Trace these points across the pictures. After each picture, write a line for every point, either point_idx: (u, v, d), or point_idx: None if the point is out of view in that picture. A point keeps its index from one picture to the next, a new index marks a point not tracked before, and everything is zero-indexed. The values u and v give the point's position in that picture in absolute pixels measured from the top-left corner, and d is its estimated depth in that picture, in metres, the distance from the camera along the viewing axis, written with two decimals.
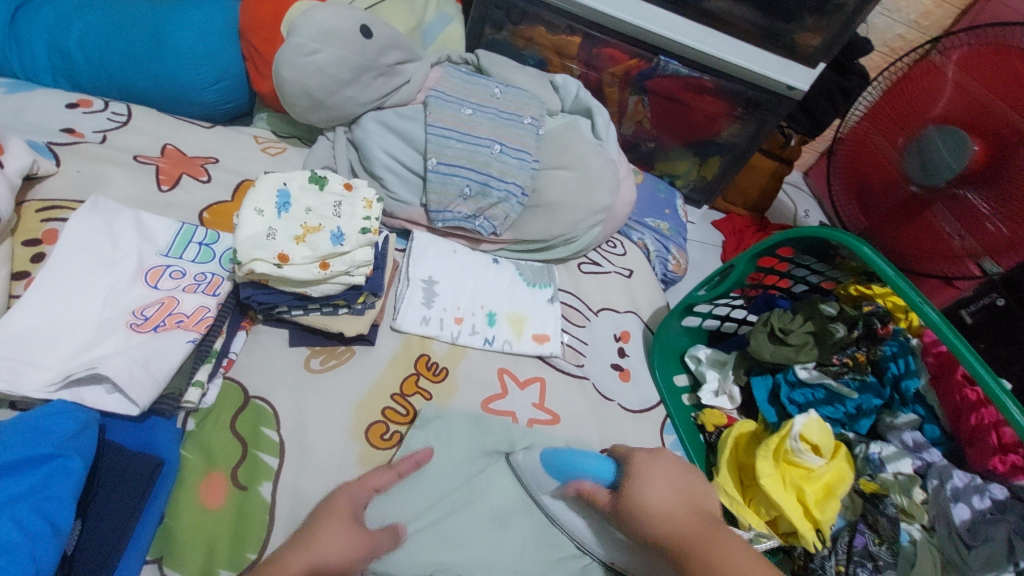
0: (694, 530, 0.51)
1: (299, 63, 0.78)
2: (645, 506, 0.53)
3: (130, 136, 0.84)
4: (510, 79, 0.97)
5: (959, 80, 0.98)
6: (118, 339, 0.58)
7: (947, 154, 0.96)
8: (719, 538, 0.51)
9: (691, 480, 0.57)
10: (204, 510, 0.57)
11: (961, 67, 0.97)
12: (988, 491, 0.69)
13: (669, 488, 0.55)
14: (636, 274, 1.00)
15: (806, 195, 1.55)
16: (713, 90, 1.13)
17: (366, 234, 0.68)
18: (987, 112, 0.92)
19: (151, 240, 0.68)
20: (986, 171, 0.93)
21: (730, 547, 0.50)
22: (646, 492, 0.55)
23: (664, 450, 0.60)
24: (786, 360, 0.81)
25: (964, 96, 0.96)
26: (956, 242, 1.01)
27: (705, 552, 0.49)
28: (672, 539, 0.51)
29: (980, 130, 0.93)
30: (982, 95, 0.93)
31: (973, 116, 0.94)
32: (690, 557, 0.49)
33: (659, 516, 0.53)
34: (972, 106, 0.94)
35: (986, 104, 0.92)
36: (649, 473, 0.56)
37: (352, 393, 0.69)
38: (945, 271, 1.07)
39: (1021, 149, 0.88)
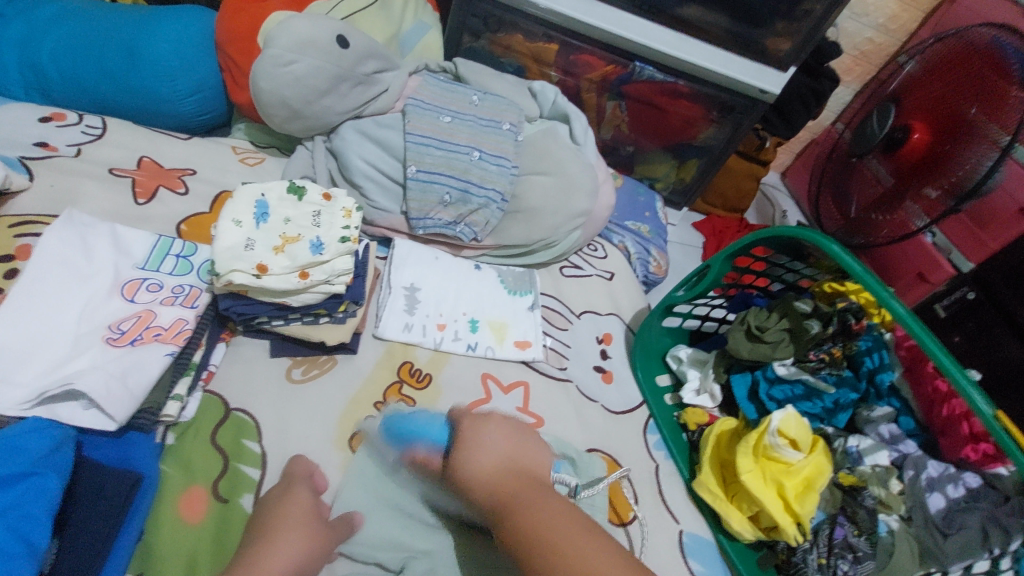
0: (509, 491, 0.52)
1: (276, 74, 0.78)
2: (467, 469, 0.55)
3: (106, 149, 0.83)
4: (488, 86, 0.98)
5: (920, 81, 1.04)
6: (94, 354, 0.57)
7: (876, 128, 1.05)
8: (531, 499, 0.51)
9: (522, 445, 0.59)
10: (183, 524, 0.56)
11: (925, 68, 1.04)
12: (962, 480, 0.72)
13: (498, 455, 0.56)
14: (617, 276, 1.01)
15: (784, 195, 1.58)
16: (688, 95, 1.16)
17: (345, 243, 0.68)
18: (946, 106, 0.97)
19: (127, 252, 0.67)
20: (935, 153, 0.97)
21: (547, 504, 0.51)
22: (474, 456, 0.56)
23: (499, 415, 0.62)
24: (764, 357, 0.82)
25: (925, 93, 1.02)
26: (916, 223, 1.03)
27: (518, 511, 0.50)
28: (493, 498, 0.53)
29: (929, 123, 0.99)
30: (938, 90, 1.00)
31: (934, 110, 0.99)
32: (508, 515, 0.50)
33: (482, 479, 0.55)
34: (929, 100, 1.01)
35: (938, 99, 0.99)
36: (479, 441, 0.57)
37: (336, 402, 0.69)
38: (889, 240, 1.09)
39: (967, 135, 0.92)
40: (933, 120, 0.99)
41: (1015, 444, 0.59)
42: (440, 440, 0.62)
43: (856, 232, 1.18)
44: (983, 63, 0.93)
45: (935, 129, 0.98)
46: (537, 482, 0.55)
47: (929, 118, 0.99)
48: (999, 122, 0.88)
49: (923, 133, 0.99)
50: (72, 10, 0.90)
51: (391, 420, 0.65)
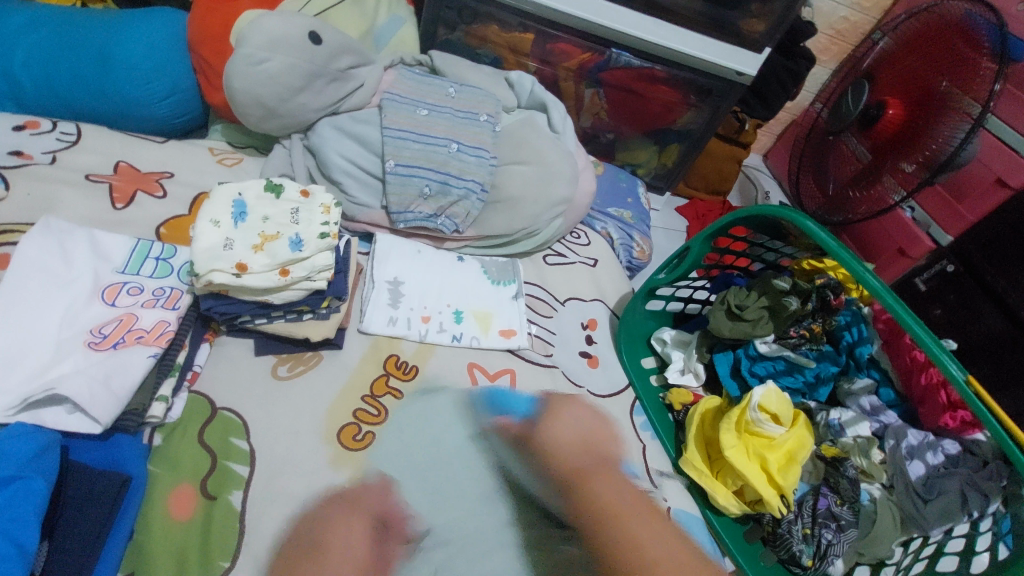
0: (587, 465, 0.73)
1: (250, 73, 0.78)
2: (551, 439, 0.74)
3: (82, 156, 0.83)
4: (465, 78, 0.99)
5: (893, 57, 1.06)
6: (76, 358, 0.57)
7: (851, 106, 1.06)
8: (604, 480, 0.73)
9: (601, 430, 0.78)
10: (173, 522, 0.57)
11: (899, 44, 1.05)
12: (941, 447, 0.74)
13: (573, 433, 0.76)
14: (600, 263, 1.02)
15: (766, 176, 1.59)
16: (666, 80, 1.16)
17: (325, 239, 0.69)
18: (919, 80, 0.98)
19: (106, 257, 0.67)
20: (910, 127, 0.99)
21: (613, 484, 0.73)
22: (555, 433, 0.75)
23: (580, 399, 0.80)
24: (744, 335, 0.84)
25: (899, 69, 1.04)
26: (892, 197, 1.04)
27: (591, 485, 0.72)
28: (574, 472, 0.72)
29: (904, 97, 1.00)
30: (910, 66, 1.01)
31: (908, 85, 1.00)
32: (580, 486, 0.71)
33: (558, 454, 0.73)
34: (903, 75, 1.02)
35: (912, 74, 1.00)
36: (564, 422, 0.76)
37: (323, 397, 0.69)
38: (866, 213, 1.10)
39: (939, 108, 0.94)
40: (904, 97, 1.00)
41: (985, 405, 0.61)
42: (522, 409, 0.76)
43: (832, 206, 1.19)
44: (954, 36, 0.94)
45: (909, 103, 0.99)
46: (601, 461, 0.75)
47: (902, 94, 1.01)
48: (970, 93, 0.89)
49: (897, 108, 1.01)
50: (41, 16, 0.89)
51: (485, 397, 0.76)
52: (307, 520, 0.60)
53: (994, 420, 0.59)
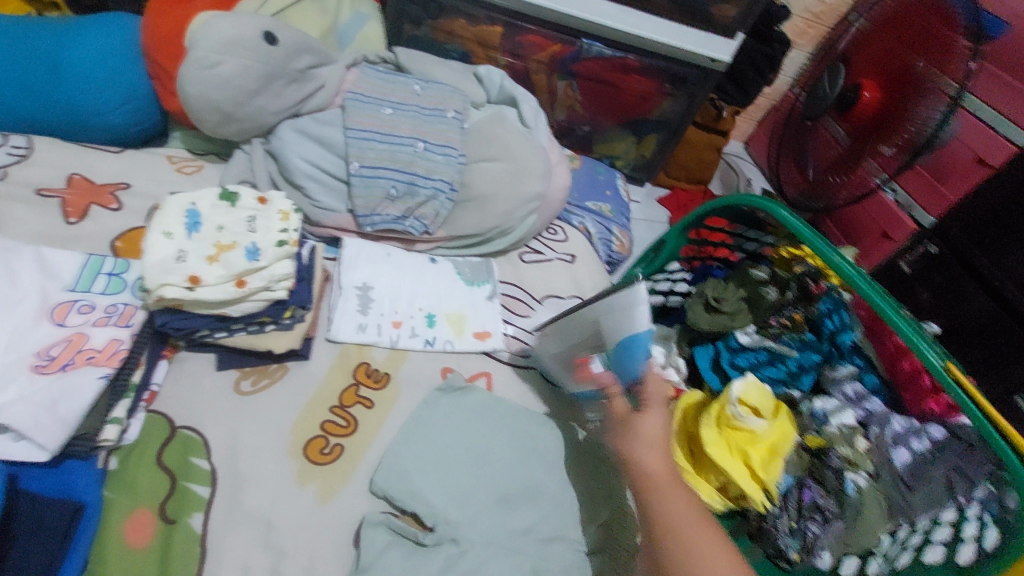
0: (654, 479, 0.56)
1: (202, 76, 0.75)
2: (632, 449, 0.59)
3: (32, 170, 0.79)
4: (431, 74, 0.96)
5: (867, 38, 1.03)
6: (21, 383, 0.54)
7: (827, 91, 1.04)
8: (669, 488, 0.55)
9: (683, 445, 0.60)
10: (129, 551, 0.55)
11: (873, 23, 1.03)
12: (925, 433, 0.73)
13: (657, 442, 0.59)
14: (578, 258, 1.00)
15: (748, 163, 1.58)
16: (639, 69, 1.14)
17: (283, 247, 0.66)
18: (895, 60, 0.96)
19: (55, 275, 0.64)
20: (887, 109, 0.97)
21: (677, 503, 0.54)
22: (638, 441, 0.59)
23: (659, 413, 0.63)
24: (723, 327, 0.85)
25: (874, 50, 1.02)
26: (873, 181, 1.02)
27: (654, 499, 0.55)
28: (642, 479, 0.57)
29: (880, 80, 0.99)
30: (886, 48, 0.99)
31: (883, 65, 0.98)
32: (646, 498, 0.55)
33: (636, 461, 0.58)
34: (878, 57, 1.00)
35: (887, 55, 0.98)
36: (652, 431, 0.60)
37: (289, 410, 0.67)
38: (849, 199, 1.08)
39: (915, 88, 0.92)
40: (882, 79, 0.99)
41: (967, 392, 0.59)
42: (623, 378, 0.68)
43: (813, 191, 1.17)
44: (928, 15, 0.92)
45: (887, 84, 0.97)
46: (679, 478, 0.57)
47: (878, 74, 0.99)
48: (948, 73, 0.87)
49: (873, 90, 0.99)
50: None
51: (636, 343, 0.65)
52: (273, 538, 0.58)
53: (975, 407, 0.58)
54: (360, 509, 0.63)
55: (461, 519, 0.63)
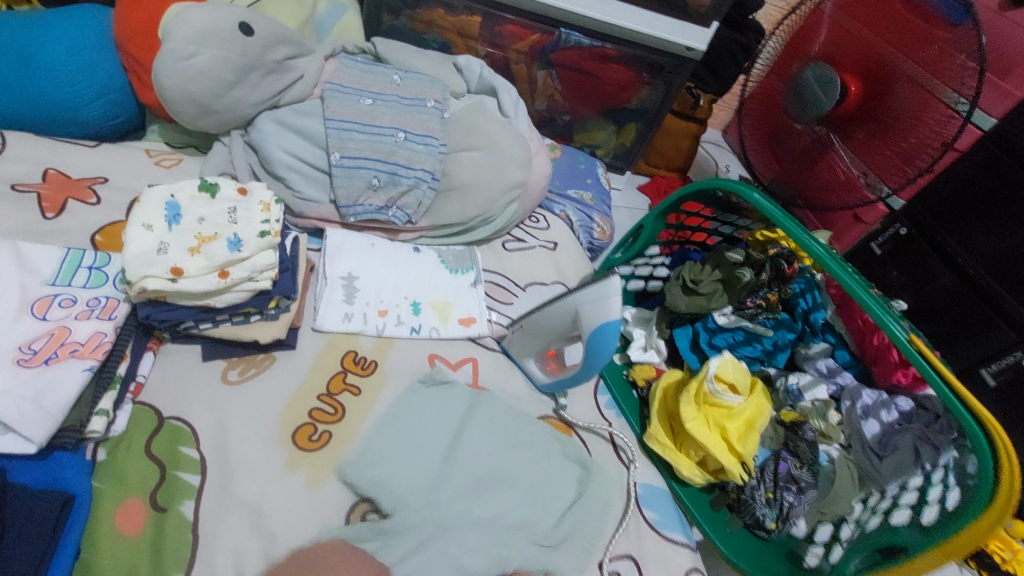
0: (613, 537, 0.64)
1: (177, 69, 0.74)
2: None
3: (5, 165, 0.78)
4: (410, 64, 0.96)
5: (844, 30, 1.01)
6: (4, 377, 0.54)
7: (820, 92, 0.96)
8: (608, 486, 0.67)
9: None
10: (121, 539, 0.55)
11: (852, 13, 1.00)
12: (895, 404, 0.78)
13: None
14: (561, 245, 1.02)
15: (726, 151, 1.60)
16: (618, 58, 1.15)
17: (265, 238, 0.66)
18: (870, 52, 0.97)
19: (34, 270, 0.64)
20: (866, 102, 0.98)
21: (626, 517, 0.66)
22: None
23: None
24: (701, 309, 0.85)
25: (851, 42, 0.99)
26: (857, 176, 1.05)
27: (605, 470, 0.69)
28: None
29: (862, 74, 0.97)
30: (865, 40, 0.97)
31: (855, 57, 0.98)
32: None
33: None
34: (858, 49, 0.98)
35: (868, 49, 0.96)
36: None
37: (277, 399, 0.67)
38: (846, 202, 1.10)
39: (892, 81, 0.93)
40: (866, 73, 0.97)
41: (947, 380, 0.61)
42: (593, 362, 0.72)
43: (805, 188, 1.17)
44: None
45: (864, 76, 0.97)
46: None
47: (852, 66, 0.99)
48: (941, 80, 0.88)
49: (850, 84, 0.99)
50: None
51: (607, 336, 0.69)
52: (263, 524, 0.59)
53: (947, 388, 0.60)
54: (350, 493, 0.64)
55: (450, 499, 0.64)
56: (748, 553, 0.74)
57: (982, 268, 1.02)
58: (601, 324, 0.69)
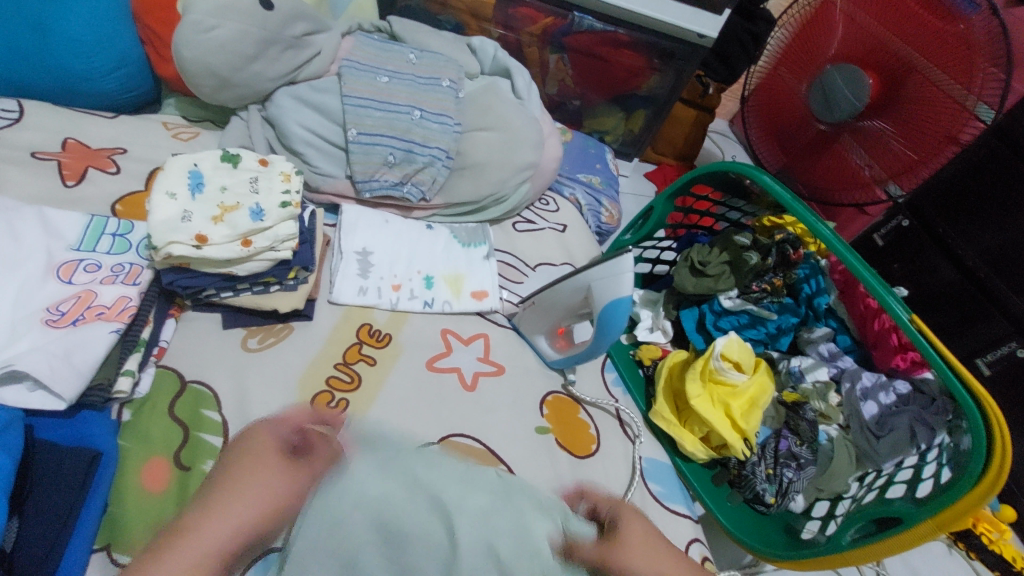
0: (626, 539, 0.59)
1: (198, 41, 0.74)
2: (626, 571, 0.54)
3: (25, 133, 0.78)
4: (425, 44, 0.97)
5: (857, 24, 0.99)
6: (34, 336, 0.56)
7: (847, 92, 0.98)
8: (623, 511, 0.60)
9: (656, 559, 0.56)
10: (147, 495, 0.57)
11: (863, 6, 0.98)
12: (892, 387, 0.80)
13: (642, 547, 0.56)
14: (570, 228, 1.03)
15: (732, 141, 1.61)
16: (630, 44, 1.16)
17: (286, 208, 0.68)
18: (884, 49, 0.95)
19: (59, 235, 0.65)
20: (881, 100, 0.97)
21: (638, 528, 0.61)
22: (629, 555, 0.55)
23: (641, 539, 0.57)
24: (708, 290, 0.88)
25: (865, 38, 0.98)
26: (865, 172, 1.05)
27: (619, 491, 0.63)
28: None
29: (879, 70, 0.96)
30: (879, 36, 0.96)
31: (870, 53, 0.97)
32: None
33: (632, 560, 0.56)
34: (870, 45, 0.97)
35: (882, 46, 0.95)
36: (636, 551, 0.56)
37: (295, 367, 0.69)
38: (854, 199, 1.09)
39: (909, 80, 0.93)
40: (880, 69, 0.96)
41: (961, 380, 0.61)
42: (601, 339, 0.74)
43: (812, 186, 1.16)
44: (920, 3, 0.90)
45: (880, 73, 0.96)
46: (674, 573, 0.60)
47: (869, 62, 0.97)
48: (957, 78, 0.87)
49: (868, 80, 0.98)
50: None
51: (617, 312, 0.71)
52: None
53: (956, 381, 0.61)
54: None
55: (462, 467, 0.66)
56: (748, 526, 0.77)
57: (980, 259, 1.04)
58: (614, 299, 0.70)
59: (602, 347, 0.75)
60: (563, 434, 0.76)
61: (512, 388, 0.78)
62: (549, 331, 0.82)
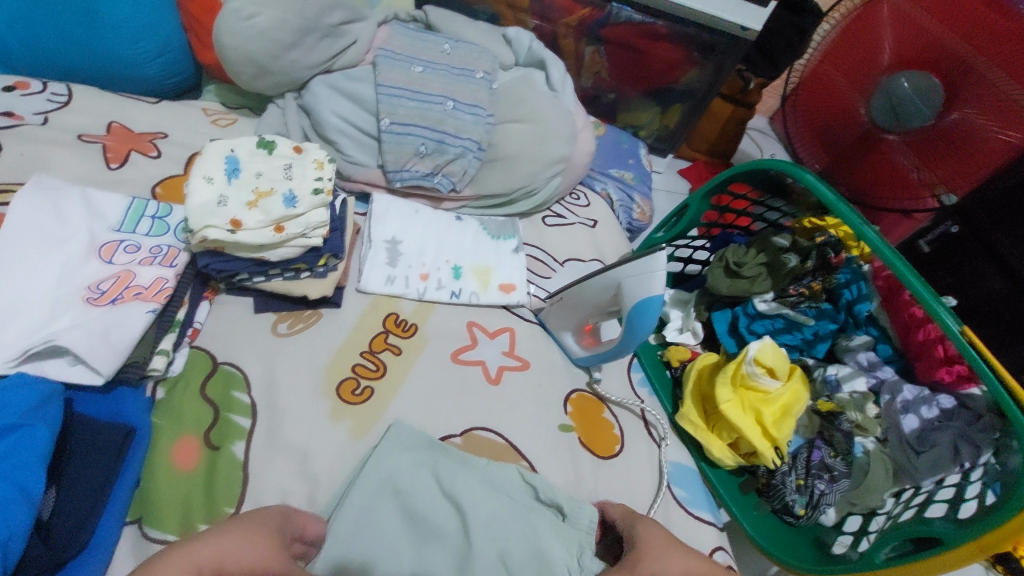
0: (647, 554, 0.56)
1: (238, 28, 0.76)
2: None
3: (74, 116, 0.81)
4: (460, 34, 0.96)
5: (912, 25, 0.92)
6: (75, 314, 0.58)
7: (918, 100, 0.91)
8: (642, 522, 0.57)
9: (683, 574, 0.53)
10: (177, 472, 0.59)
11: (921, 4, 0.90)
12: (936, 402, 0.76)
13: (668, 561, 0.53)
14: (600, 224, 1.01)
15: (771, 139, 1.56)
16: (668, 36, 1.12)
17: (319, 196, 0.68)
18: (940, 46, 0.88)
19: (102, 215, 0.67)
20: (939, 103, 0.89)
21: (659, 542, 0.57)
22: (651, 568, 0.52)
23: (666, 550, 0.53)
24: (742, 292, 0.85)
25: (921, 40, 0.90)
26: (913, 175, 0.99)
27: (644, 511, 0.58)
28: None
29: (936, 70, 0.89)
30: (937, 38, 0.88)
31: (925, 51, 0.90)
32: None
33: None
34: (928, 48, 0.90)
35: (942, 47, 0.88)
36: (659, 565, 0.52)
37: (322, 353, 0.70)
38: (902, 204, 1.04)
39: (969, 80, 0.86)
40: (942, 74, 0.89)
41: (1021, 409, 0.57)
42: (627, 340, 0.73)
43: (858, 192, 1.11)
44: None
45: (938, 72, 0.89)
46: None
47: (925, 61, 0.90)
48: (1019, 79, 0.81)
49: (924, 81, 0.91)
50: None
51: (646, 313, 0.69)
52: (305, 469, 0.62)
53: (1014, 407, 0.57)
54: None
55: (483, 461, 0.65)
56: (774, 536, 0.75)
57: None
58: (644, 299, 0.69)
59: (627, 347, 0.74)
60: (586, 433, 0.74)
61: (537, 383, 0.77)
62: (573, 327, 0.80)
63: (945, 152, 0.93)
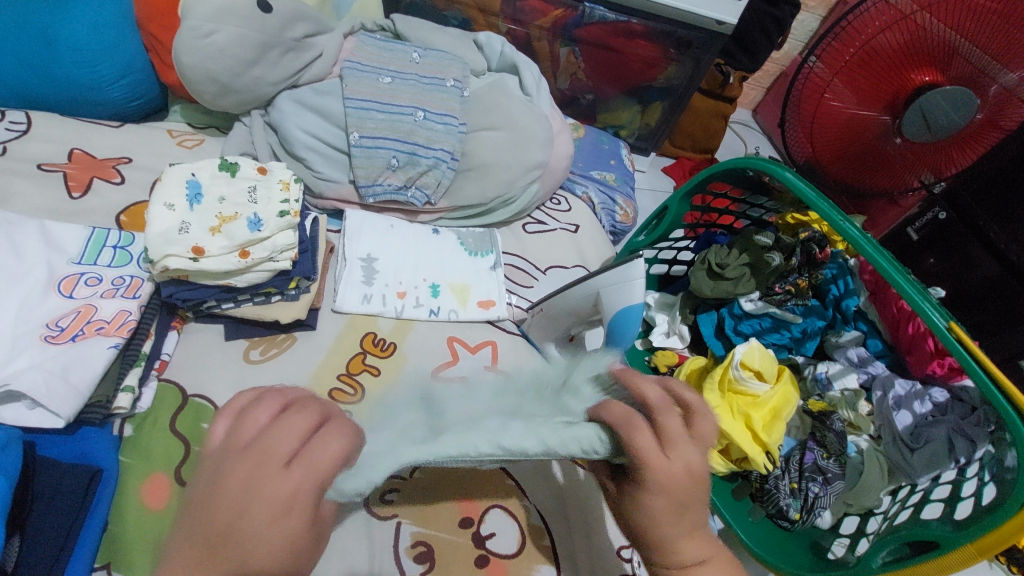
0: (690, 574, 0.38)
1: (197, 46, 0.73)
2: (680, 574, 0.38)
3: (33, 144, 0.78)
4: (430, 41, 0.94)
5: (926, 28, 0.83)
6: (33, 353, 0.55)
7: (934, 103, 0.84)
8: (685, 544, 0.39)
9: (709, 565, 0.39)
10: (147, 511, 0.56)
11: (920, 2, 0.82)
12: (928, 396, 0.75)
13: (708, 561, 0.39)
14: (582, 228, 1.00)
15: (755, 132, 1.54)
16: (643, 34, 1.10)
17: (285, 217, 0.67)
18: (942, 42, 0.82)
19: (61, 248, 0.65)
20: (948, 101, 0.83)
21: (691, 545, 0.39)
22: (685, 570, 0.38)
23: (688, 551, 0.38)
24: (726, 294, 0.84)
25: (924, 38, 0.83)
26: (899, 160, 0.98)
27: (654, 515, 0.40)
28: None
29: (933, 66, 0.84)
30: (956, 44, 0.81)
31: (929, 48, 0.83)
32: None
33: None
34: (941, 52, 0.82)
35: (948, 46, 0.81)
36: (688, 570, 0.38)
37: (297, 379, 0.68)
38: (889, 189, 1.03)
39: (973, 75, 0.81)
40: (969, 83, 0.82)
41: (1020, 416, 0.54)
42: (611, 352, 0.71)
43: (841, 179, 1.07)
44: None
45: (938, 69, 0.84)
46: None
47: (925, 58, 0.84)
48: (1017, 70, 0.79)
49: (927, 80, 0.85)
50: None
51: (627, 320, 0.69)
52: None
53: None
54: None
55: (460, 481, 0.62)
56: (771, 543, 0.73)
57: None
58: (625, 307, 0.68)
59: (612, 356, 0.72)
60: None
61: None
62: (556, 341, 0.78)
63: (940, 144, 0.91)
